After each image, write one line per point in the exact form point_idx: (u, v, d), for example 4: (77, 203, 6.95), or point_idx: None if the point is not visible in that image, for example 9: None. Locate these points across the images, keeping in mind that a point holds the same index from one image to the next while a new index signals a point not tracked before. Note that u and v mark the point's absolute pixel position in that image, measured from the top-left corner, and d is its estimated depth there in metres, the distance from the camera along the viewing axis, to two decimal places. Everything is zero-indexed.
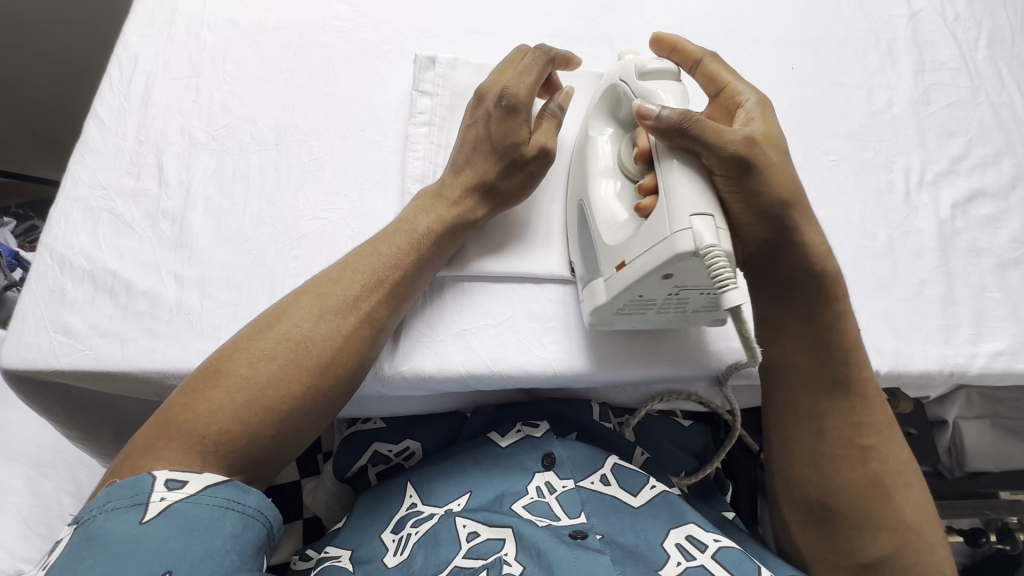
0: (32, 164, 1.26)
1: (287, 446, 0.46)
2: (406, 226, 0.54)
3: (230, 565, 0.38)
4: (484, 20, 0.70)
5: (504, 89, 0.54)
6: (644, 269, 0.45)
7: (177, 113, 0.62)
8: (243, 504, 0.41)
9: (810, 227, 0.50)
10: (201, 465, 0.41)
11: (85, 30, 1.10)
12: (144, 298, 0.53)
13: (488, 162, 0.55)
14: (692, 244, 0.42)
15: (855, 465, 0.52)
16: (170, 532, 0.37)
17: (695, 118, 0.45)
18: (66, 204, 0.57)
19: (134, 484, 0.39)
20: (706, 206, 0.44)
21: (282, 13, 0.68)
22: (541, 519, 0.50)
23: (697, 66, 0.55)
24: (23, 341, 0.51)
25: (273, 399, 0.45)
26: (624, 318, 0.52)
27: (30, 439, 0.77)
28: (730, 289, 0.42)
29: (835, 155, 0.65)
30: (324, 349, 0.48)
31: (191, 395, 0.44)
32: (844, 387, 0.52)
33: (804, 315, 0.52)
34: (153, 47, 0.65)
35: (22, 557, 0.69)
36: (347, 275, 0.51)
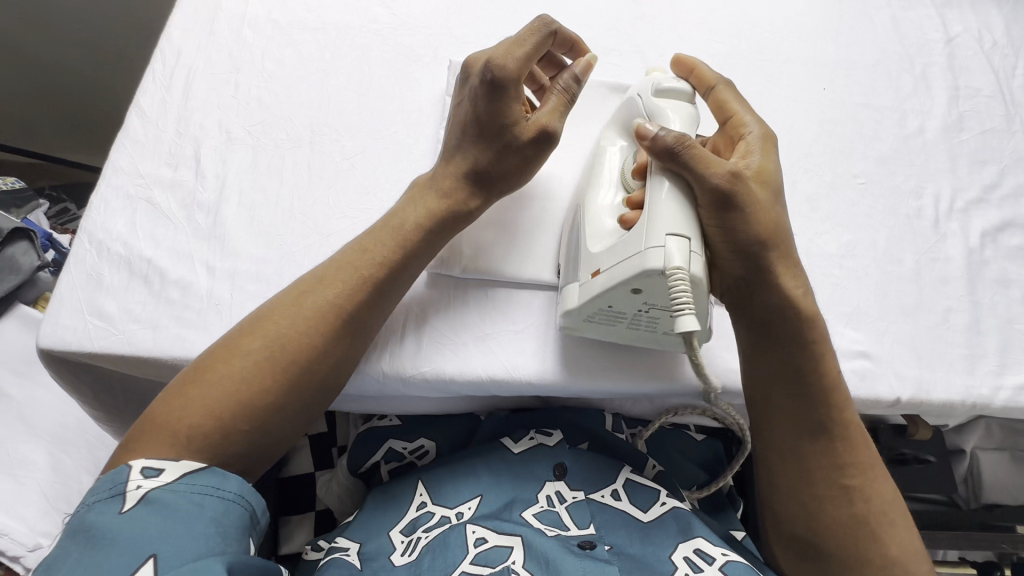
0: (47, 146, 1.29)
1: (265, 443, 0.46)
2: (393, 221, 0.53)
3: (212, 546, 0.38)
4: (519, 28, 0.71)
5: (489, 62, 0.50)
6: (615, 278, 0.47)
7: (216, 107, 0.63)
8: (222, 490, 0.41)
9: (789, 266, 0.50)
10: (180, 451, 0.41)
11: (123, 29, 1.14)
12: (176, 287, 0.55)
13: (481, 146, 0.53)
14: (661, 262, 0.44)
15: (840, 504, 0.51)
16: (149, 521, 0.37)
17: (689, 143, 0.46)
18: (106, 191, 0.58)
19: (113, 476, 0.39)
20: (684, 228, 0.45)
21: (321, 13, 0.70)
22: (550, 529, 0.50)
23: (710, 91, 0.56)
24: (60, 323, 0.52)
25: (249, 393, 0.45)
26: (595, 327, 0.53)
27: (56, 418, 0.79)
28: (686, 315, 0.44)
29: (864, 178, 0.65)
30: (303, 346, 0.47)
31: (172, 394, 0.44)
32: (825, 428, 0.51)
33: (783, 355, 0.51)
34: (196, 41, 0.67)
35: (40, 532, 0.73)
36: (329, 275, 0.51)
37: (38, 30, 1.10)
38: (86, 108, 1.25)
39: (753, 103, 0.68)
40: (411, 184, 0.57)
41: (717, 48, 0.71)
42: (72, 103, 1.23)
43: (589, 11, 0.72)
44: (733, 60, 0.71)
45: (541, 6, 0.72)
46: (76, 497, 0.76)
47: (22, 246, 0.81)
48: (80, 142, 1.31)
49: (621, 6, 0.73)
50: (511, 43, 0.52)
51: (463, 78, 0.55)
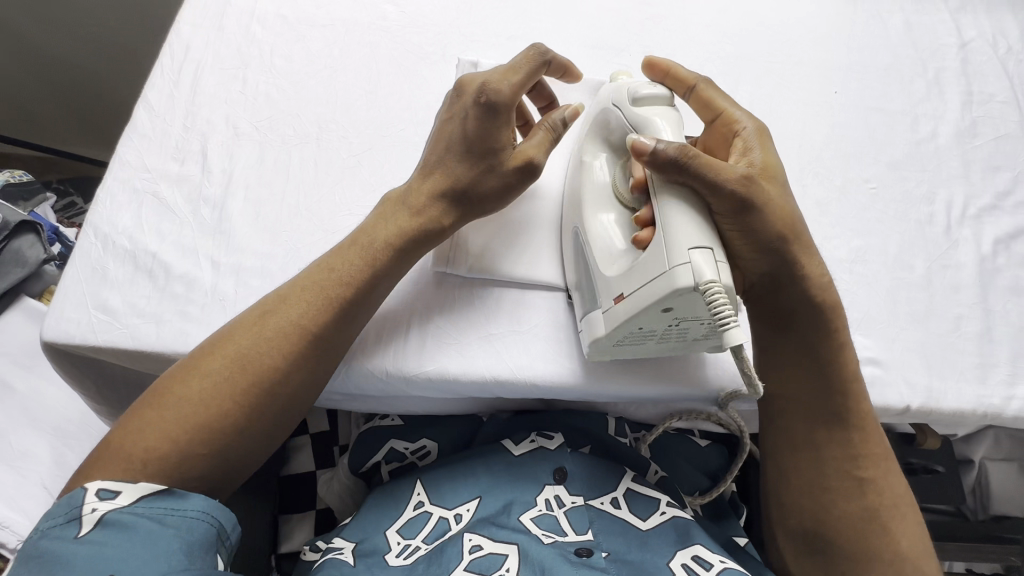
0: (48, 138, 1.30)
1: (225, 466, 0.45)
2: (360, 240, 0.52)
3: (177, 563, 0.38)
4: (528, 27, 0.70)
5: (485, 86, 0.50)
6: (643, 302, 0.45)
7: (224, 102, 0.63)
8: (183, 509, 0.41)
9: (811, 259, 0.50)
10: (135, 474, 0.41)
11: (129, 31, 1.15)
12: (181, 282, 0.54)
13: (463, 167, 0.52)
14: (692, 279, 0.42)
15: (851, 495, 0.50)
16: (108, 544, 0.37)
17: (692, 156, 0.44)
18: (112, 184, 0.58)
19: (68, 500, 0.39)
20: (706, 240, 0.44)
21: (330, 10, 0.69)
22: (547, 535, 0.49)
23: (691, 92, 0.55)
24: (64, 316, 0.52)
25: (205, 417, 0.44)
26: (625, 349, 0.51)
27: (58, 410, 0.79)
28: (732, 328, 0.43)
29: (875, 182, 0.64)
30: (264, 368, 0.46)
31: (132, 416, 0.44)
32: (841, 418, 0.51)
33: (807, 345, 0.51)
34: (204, 36, 0.67)
35: None
36: (294, 294, 0.49)
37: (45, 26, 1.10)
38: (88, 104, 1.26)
39: (764, 105, 0.68)
40: (382, 199, 0.55)
41: (727, 50, 0.71)
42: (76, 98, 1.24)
43: (599, 11, 0.72)
44: (744, 62, 0.70)
45: (551, 5, 0.72)
46: None
47: (29, 240, 0.81)
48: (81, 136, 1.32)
49: (632, 7, 0.73)
50: (506, 70, 0.52)
51: (453, 95, 0.54)
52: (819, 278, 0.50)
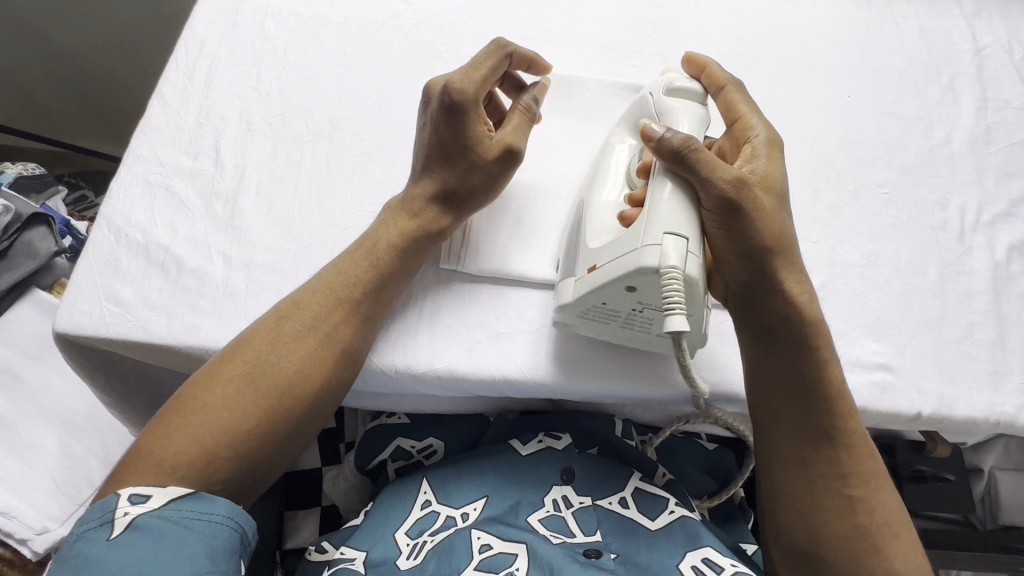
0: (50, 132, 1.29)
1: (248, 469, 0.45)
2: (367, 243, 0.53)
3: (198, 567, 0.38)
4: (541, 27, 0.70)
5: (447, 85, 0.50)
6: (610, 275, 0.46)
7: (237, 98, 0.64)
8: (210, 513, 0.41)
9: (796, 273, 0.50)
10: (165, 478, 0.41)
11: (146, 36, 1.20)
12: (192, 276, 0.55)
13: (445, 167, 0.53)
14: (656, 261, 0.43)
15: (844, 516, 0.49)
16: (135, 547, 0.37)
17: (695, 147, 0.46)
18: (126, 177, 0.59)
19: (102, 504, 0.39)
20: (684, 228, 0.44)
21: (344, 8, 0.70)
22: (556, 536, 0.49)
23: (720, 92, 0.56)
24: (77, 308, 0.52)
25: (231, 421, 0.45)
26: (588, 325, 0.52)
27: (67, 402, 0.80)
28: (675, 314, 0.42)
29: (888, 188, 0.64)
30: (284, 370, 0.47)
31: (158, 425, 0.44)
32: (829, 438, 0.50)
33: (790, 362, 0.50)
34: (219, 32, 0.67)
35: (47, 516, 0.73)
36: (308, 299, 0.50)
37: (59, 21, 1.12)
38: (94, 100, 1.27)
39: (777, 109, 0.67)
40: (384, 206, 0.57)
41: (740, 53, 0.71)
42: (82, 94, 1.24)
43: (612, 12, 0.72)
44: (757, 65, 0.70)
45: (564, 5, 0.72)
46: (85, 482, 0.77)
47: (40, 232, 0.83)
48: (82, 131, 1.31)
49: (645, 8, 0.73)
50: (467, 68, 0.52)
51: (423, 101, 0.54)
52: (800, 294, 0.50)
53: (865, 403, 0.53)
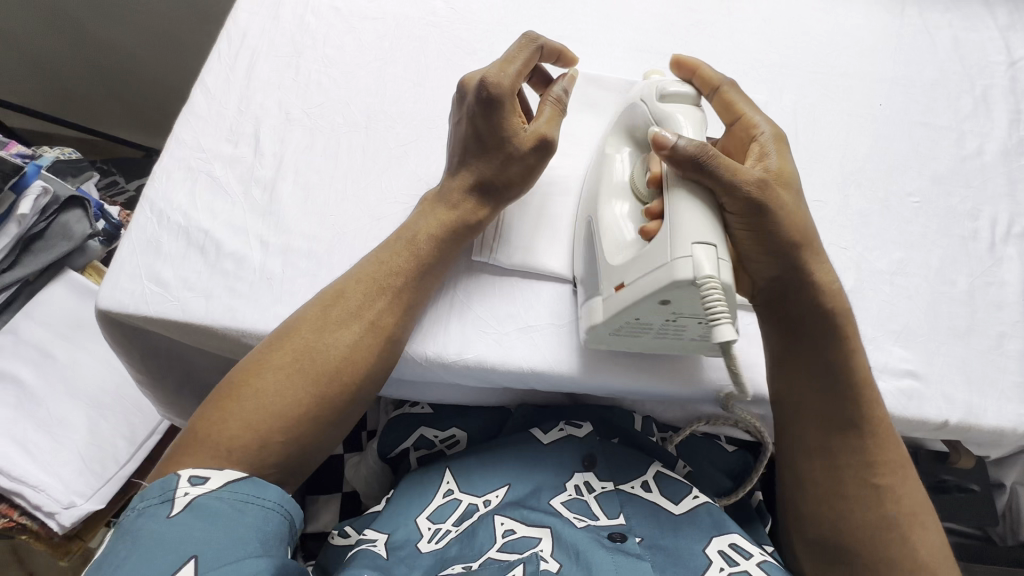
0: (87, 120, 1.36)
1: (300, 451, 0.47)
2: (407, 235, 0.54)
3: (253, 550, 0.39)
4: (574, 28, 0.71)
5: (484, 78, 0.51)
6: (643, 291, 0.46)
7: (277, 88, 0.65)
8: (263, 498, 0.42)
9: (822, 266, 0.50)
10: (222, 461, 0.43)
11: (182, 36, 1.23)
12: (230, 259, 0.56)
13: (484, 160, 0.54)
14: (691, 273, 0.43)
15: (869, 504, 0.50)
16: (194, 524, 0.38)
17: (711, 152, 0.45)
18: (168, 162, 0.60)
19: (162, 483, 0.40)
20: (711, 236, 0.44)
21: (382, 4, 0.71)
22: (579, 518, 0.50)
23: (715, 92, 0.55)
24: (119, 286, 0.54)
25: (283, 408, 0.46)
26: (620, 339, 0.52)
27: (96, 380, 0.82)
28: (723, 322, 0.42)
29: (918, 197, 0.64)
30: (329, 356, 0.49)
31: (211, 410, 0.45)
32: (854, 426, 0.51)
33: (818, 352, 0.51)
34: (260, 24, 0.69)
35: (74, 491, 0.76)
36: (351, 287, 0.51)
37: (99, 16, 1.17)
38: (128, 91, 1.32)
39: (808, 115, 0.67)
40: (418, 202, 0.58)
41: (771, 58, 0.71)
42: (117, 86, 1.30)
43: (646, 15, 0.73)
44: (789, 71, 0.70)
45: (598, 8, 0.73)
46: (110, 459, 0.79)
47: (76, 215, 0.83)
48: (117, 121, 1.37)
49: (678, 12, 0.73)
50: (502, 61, 0.53)
51: (458, 95, 0.55)
52: (829, 282, 0.50)
53: (892, 409, 0.53)
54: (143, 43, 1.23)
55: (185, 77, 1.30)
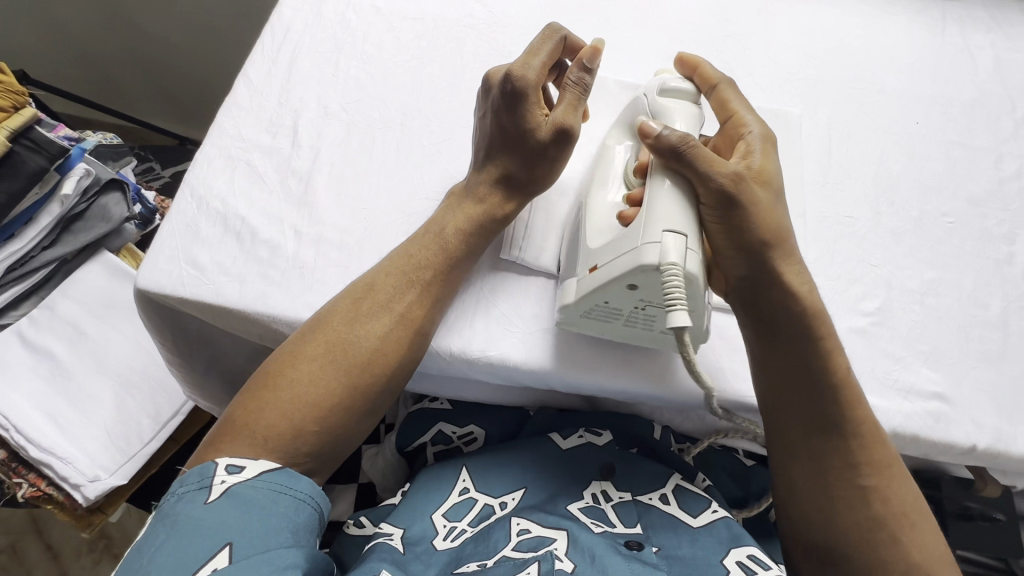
0: (137, 108, 1.43)
1: (332, 442, 0.48)
2: (434, 228, 0.55)
3: (284, 541, 0.40)
4: (610, 34, 0.72)
5: (509, 72, 0.52)
6: (610, 274, 0.47)
7: (317, 83, 0.67)
8: (295, 490, 0.43)
9: (794, 265, 0.50)
10: (258, 450, 0.44)
11: (223, 34, 1.25)
12: (265, 247, 0.57)
13: (508, 155, 0.55)
14: (657, 258, 0.44)
15: (855, 506, 0.49)
16: (230, 512, 0.40)
17: (691, 143, 0.47)
18: (210, 150, 0.62)
19: (201, 470, 0.42)
20: (683, 225, 0.45)
21: (421, 5, 0.72)
22: (596, 524, 0.51)
23: (713, 90, 0.56)
24: (157, 268, 0.55)
25: (315, 398, 0.47)
26: (592, 323, 0.52)
27: (124, 358, 0.84)
28: (677, 310, 0.43)
29: (953, 217, 0.63)
30: (357, 347, 0.50)
31: (248, 400, 0.47)
32: (838, 425, 0.49)
33: (797, 354, 0.50)
34: (303, 20, 0.70)
35: (99, 465, 0.78)
36: (380, 281, 0.52)
37: (149, 12, 1.21)
38: (174, 83, 1.37)
39: (842, 130, 0.67)
40: (445, 196, 0.60)
41: (808, 72, 0.71)
42: (165, 78, 1.36)
43: (682, 25, 0.73)
44: (824, 85, 0.70)
45: (634, 15, 0.73)
46: (135, 436, 0.81)
47: (115, 197, 0.86)
48: (165, 110, 1.44)
49: (714, 23, 0.73)
50: (526, 54, 0.54)
51: (483, 90, 0.57)
52: (801, 286, 0.50)
53: (918, 431, 0.52)
54: (187, 38, 1.26)
55: (225, 72, 1.34)
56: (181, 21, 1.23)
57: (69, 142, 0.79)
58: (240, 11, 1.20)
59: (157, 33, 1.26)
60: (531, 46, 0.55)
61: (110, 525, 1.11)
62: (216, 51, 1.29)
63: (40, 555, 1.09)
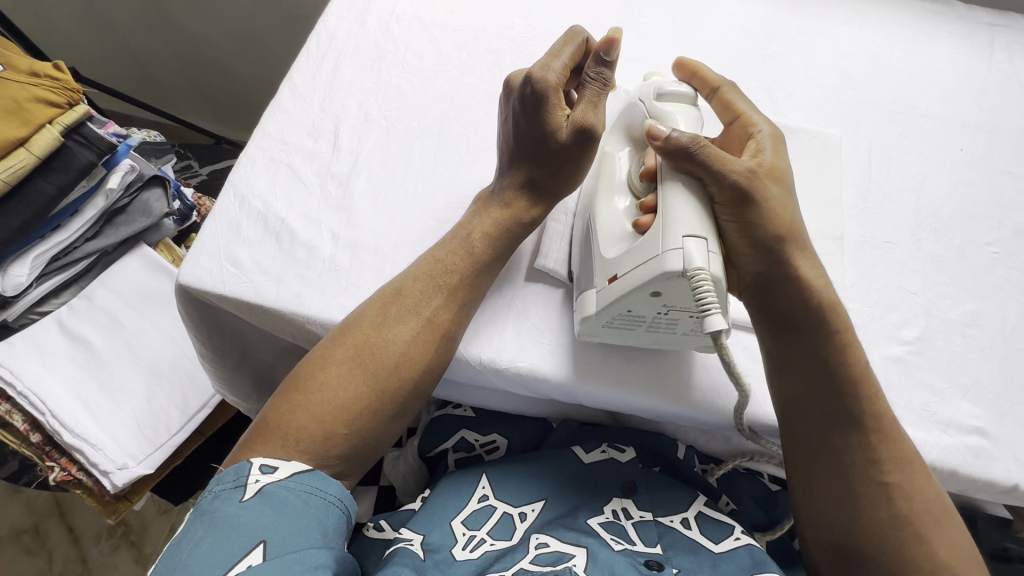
0: (178, 106, 1.49)
1: (361, 447, 0.49)
2: (462, 232, 0.56)
3: (315, 541, 0.41)
4: (649, 51, 0.72)
5: (529, 75, 0.52)
6: (633, 282, 0.46)
7: (358, 90, 0.68)
8: (326, 492, 0.44)
9: (807, 259, 0.49)
10: (291, 452, 0.45)
11: (268, 45, 1.30)
12: (303, 248, 0.58)
13: (532, 160, 0.56)
14: (680, 264, 0.43)
15: (880, 503, 0.48)
16: (263, 511, 0.41)
17: (704, 145, 0.46)
18: (254, 152, 0.64)
19: (236, 469, 0.43)
20: (702, 229, 0.45)
21: (463, 17, 0.74)
22: (616, 541, 0.51)
23: (714, 93, 0.56)
24: (199, 265, 0.57)
25: (344, 400, 0.48)
26: (614, 332, 0.52)
27: (157, 350, 0.87)
28: (714, 314, 0.43)
29: (998, 247, 0.62)
30: (383, 350, 0.50)
31: (284, 402, 0.48)
32: (857, 421, 0.48)
33: (812, 352, 0.49)
34: (347, 28, 0.72)
35: (128, 453, 0.80)
36: (409, 285, 0.53)
37: (197, 21, 1.26)
38: (216, 86, 1.42)
39: (883, 153, 0.66)
40: (473, 200, 0.60)
41: (848, 95, 0.70)
42: (208, 81, 1.41)
43: (720, 44, 0.73)
44: (865, 108, 0.69)
45: (673, 32, 0.73)
46: (163, 427, 0.83)
47: (155, 193, 0.89)
48: (204, 108, 1.49)
49: (753, 42, 0.73)
50: (548, 56, 0.54)
51: (504, 93, 0.57)
52: (818, 283, 0.49)
53: (958, 466, 0.50)
54: (232, 46, 1.31)
55: (265, 80, 1.38)
56: (228, 30, 1.27)
57: (117, 138, 0.82)
58: (284, 25, 1.25)
59: (204, 40, 1.31)
60: (553, 48, 0.55)
61: (131, 512, 1.13)
62: (258, 57, 1.33)
63: (62, 537, 1.11)
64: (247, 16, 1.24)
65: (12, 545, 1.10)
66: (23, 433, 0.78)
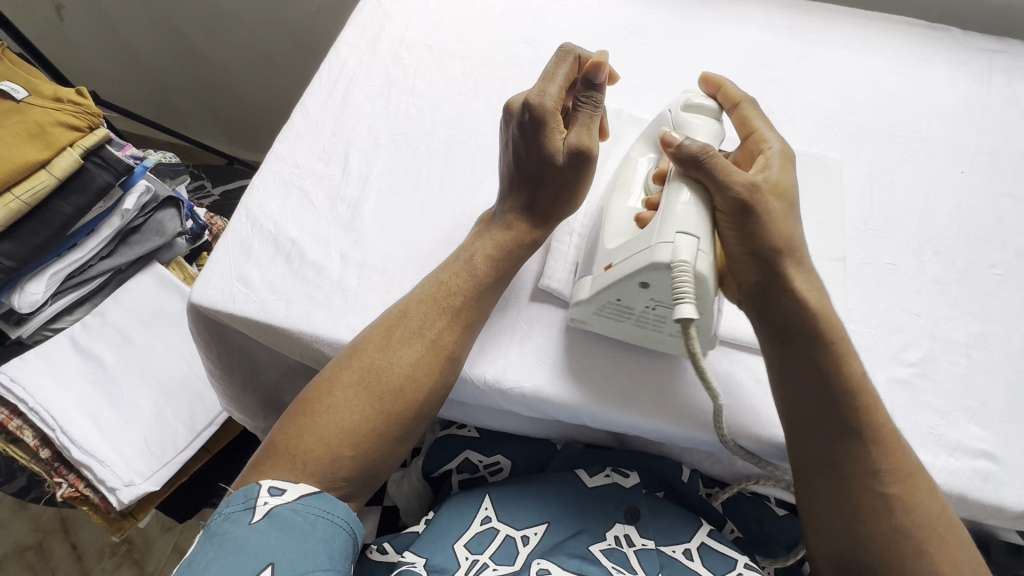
0: (192, 126, 1.54)
1: (366, 469, 0.49)
2: (466, 256, 0.57)
3: (321, 563, 0.41)
4: (652, 77, 0.74)
5: (527, 101, 0.54)
6: (625, 272, 0.48)
7: (369, 115, 0.70)
8: (332, 513, 0.45)
9: (805, 273, 0.50)
10: (297, 474, 0.46)
11: (277, 71, 1.34)
12: (312, 269, 0.60)
13: (532, 183, 0.57)
14: (669, 257, 0.45)
15: (880, 515, 0.47)
16: (272, 533, 0.41)
17: (712, 154, 0.48)
18: (266, 175, 0.65)
19: (246, 492, 0.44)
20: (696, 229, 0.46)
21: (471, 45, 0.76)
22: (618, 569, 0.50)
23: (735, 107, 0.58)
24: (211, 284, 0.58)
25: (351, 424, 0.49)
26: (602, 321, 0.53)
27: (166, 368, 0.88)
28: (686, 303, 0.44)
29: (1001, 269, 0.62)
30: (388, 373, 0.51)
31: (292, 424, 0.49)
32: (857, 429, 0.48)
33: (809, 359, 0.49)
34: (359, 56, 0.75)
35: (134, 470, 0.80)
36: (412, 308, 0.54)
37: (211, 45, 1.30)
38: (227, 108, 1.46)
39: (884, 176, 0.67)
40: (476, 221, 0.62)
41: (849, 119, 0.71)
42: (220, 103, 1.45)
43: (721, 69, 0.75)
44: (865, 132, 0.70)
45: (674, 59, 0.75)
46: (169, 444, 0.83)
47: (170, 213, 0.91)
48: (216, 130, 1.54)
49: (754, 68, 0.75)
50: (543, 81, 0.56)
51: (503, 118, 0.59)
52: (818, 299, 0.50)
53: (966, 491, 0.50)
54: (242, 70, 1.36)
55: (275, 104, 1.43)
56: (241, 55, 1.32)
57: (135, 161, 0.85)
58: (295, 52, 1.29)
59: (218, 66, 1.35)
60: (550, 70, 0.57)
61: (134, 530, 1.13)
62: (270, 82, 1.37)
63: (65, 554, 1.11)
64: (258, 42, 1.28)
65: (15, 562, 1.10)
66: (32, 449, 0.79)
